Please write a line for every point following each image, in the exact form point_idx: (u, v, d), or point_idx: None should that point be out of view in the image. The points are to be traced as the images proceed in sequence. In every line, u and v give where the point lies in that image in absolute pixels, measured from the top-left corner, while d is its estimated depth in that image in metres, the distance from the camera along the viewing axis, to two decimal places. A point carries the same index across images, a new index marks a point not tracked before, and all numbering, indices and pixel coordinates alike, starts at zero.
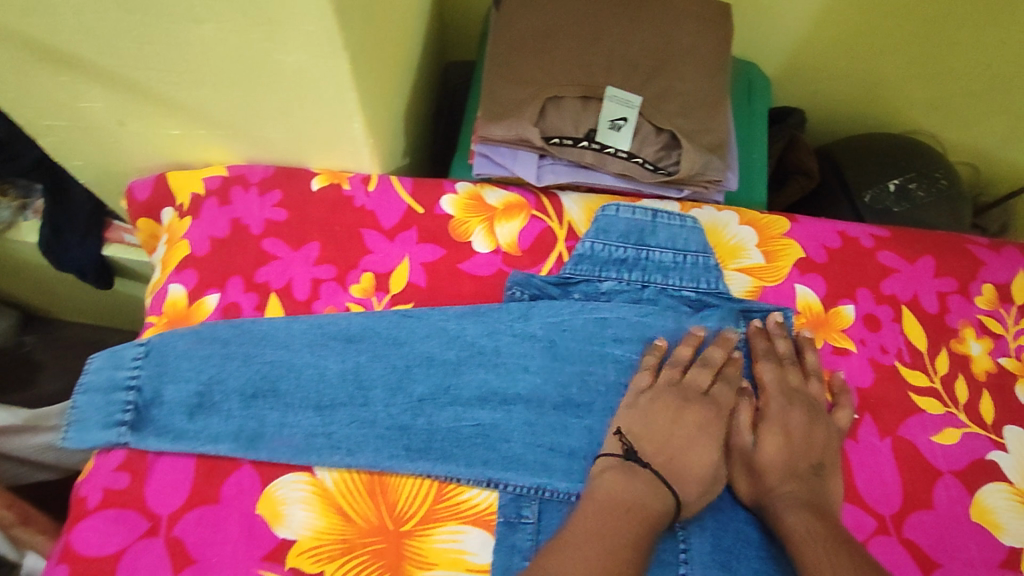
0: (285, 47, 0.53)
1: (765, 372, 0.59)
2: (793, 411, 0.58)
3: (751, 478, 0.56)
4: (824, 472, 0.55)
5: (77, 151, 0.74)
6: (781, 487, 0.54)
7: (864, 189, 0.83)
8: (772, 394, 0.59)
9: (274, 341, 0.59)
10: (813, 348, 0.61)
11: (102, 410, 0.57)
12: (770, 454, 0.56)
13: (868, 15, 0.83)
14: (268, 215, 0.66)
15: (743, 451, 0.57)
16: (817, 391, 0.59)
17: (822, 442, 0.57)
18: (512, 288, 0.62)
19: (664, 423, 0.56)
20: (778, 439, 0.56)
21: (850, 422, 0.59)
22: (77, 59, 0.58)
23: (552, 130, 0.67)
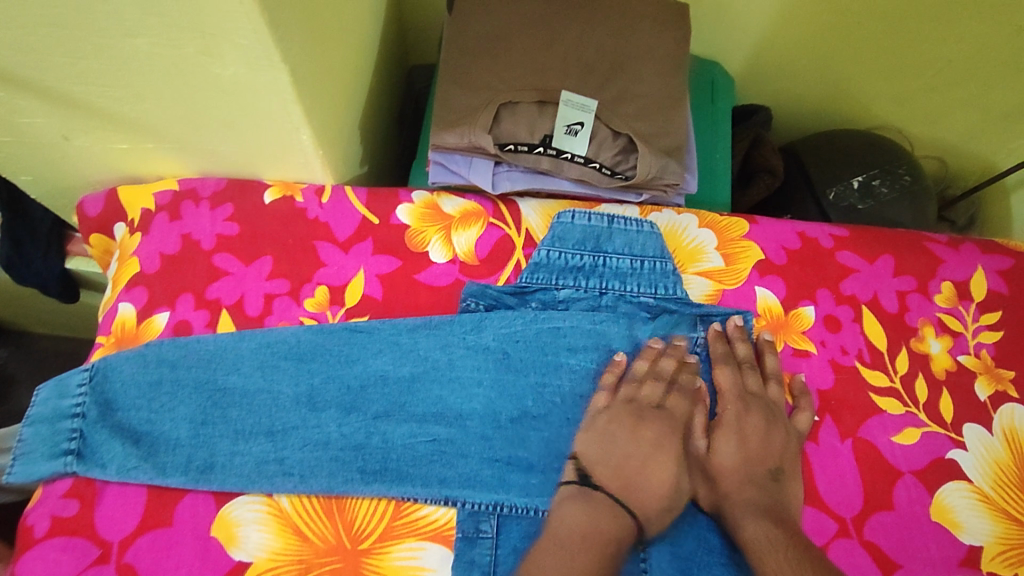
0: (222, 61, 0.51)
1: (722, 378, 0.60)
2: (749, 417, 0.58)
3: (709, 484, 0.56)
4: (781, 476, 0.55)
5: (25, 167, 0.73)
6: (736, 494, 0.55)
7: (828, 186, 0.83)
8: (729, 399, 0.59)
9: (222, 361, 0.58)
10: (772, 351, 0.61)
11: (48, 441, 0.56)
12: (726, 459, 0.56)
13: (827, 13, 0.83)
14: (219, 229, 0.64)
15: (700, 460, 0.57)
16: (774, 393, 0.59)
17: (779, 446, 0.57)
18: (467, 300, 0.62)
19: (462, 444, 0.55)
20: (732, 443, 0.57)
21: (811, 424, 0.59)
22: (12, 74, 0.57)
23: (507, 137, 0.66)
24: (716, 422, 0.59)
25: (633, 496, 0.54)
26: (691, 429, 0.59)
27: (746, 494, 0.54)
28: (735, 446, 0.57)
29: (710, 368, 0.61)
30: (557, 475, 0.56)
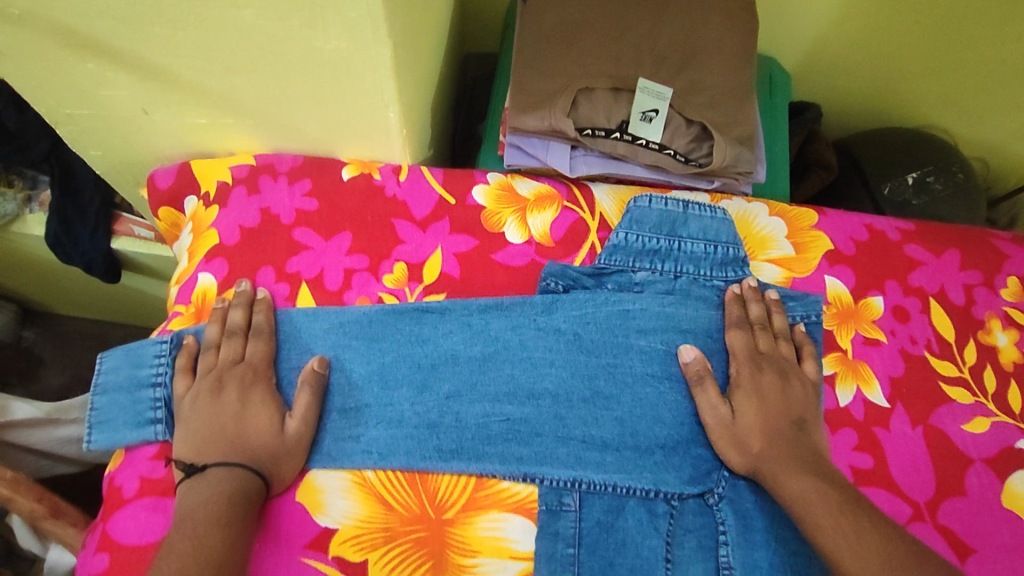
0: (325, 34, 0.52)
1: (735, 340, 0.59)
2: (763, 375, 0.57)
3: (738, 448, 0.55)
4: (806, 427, 0.55)
5: (98, 141, 0.73)
6: (768, 451, 0.54)
7: (882, 182, 0.84)
8: (742, 360, 0.58)
9: (291, 339, 0.59)
10: (780, 310, 0.61)
11: (129, 409, 0.56)
12: (749, 419, 0.55)
13: (885, 12, 0.84)
14: (299, 204, 0.65)
15: (725, 425, 0.55)
16: (786, 354, 0.59)
17: (798, 399, 0.57)
18: (546, 280, 0.61)
19: (227, 412, 0.54)
20: (752, 402, 0.56)
21: (820, 374, 0.60)
22: (107, 45, 0.57)
23: (585, 121, 0.67)
24: (732, 385, 0.58)
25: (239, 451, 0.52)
26: (705, 396, 0.56)
27: (776, 452, 0.53)
28: (755, 404, 0.56)
29: (723, 332, 0.60)
30: (632, 455, 0.55)
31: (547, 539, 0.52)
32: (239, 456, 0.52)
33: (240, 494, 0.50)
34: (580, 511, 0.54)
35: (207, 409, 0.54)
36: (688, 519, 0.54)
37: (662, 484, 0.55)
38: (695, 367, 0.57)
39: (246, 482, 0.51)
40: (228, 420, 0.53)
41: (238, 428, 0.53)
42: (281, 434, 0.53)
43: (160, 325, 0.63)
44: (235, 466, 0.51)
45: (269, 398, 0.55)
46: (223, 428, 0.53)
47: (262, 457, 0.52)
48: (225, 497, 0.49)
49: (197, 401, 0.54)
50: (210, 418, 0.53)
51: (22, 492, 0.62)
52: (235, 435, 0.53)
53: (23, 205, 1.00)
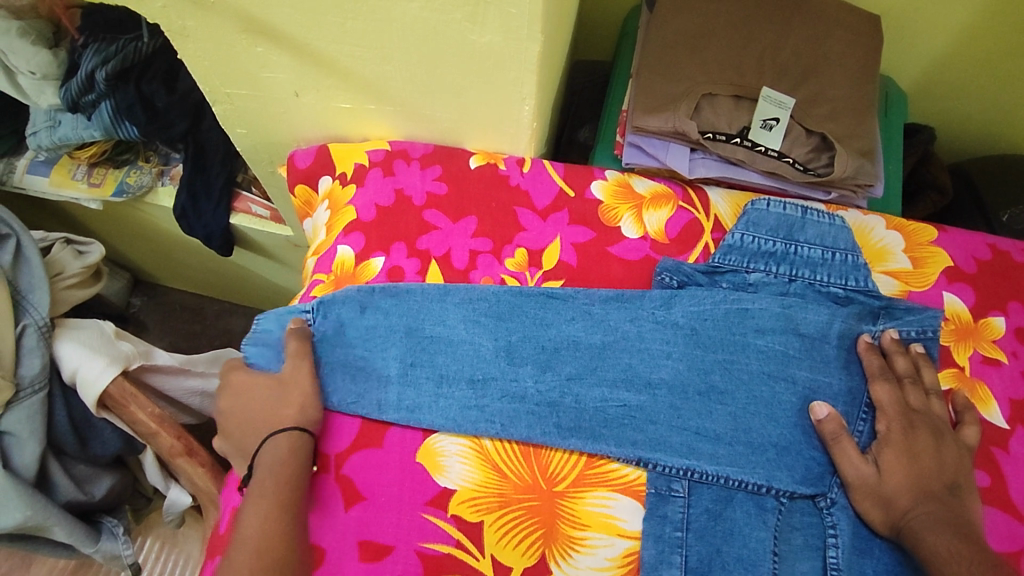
0: (481, 29, 0.57)
1: (882, 393, 0.58)
2: (917, 434, 0.56)
3: (882, 507, 0.54)
4: (959, 492, 0.54)
5: (245, 120, 0.81)
6: (916, 509, 0.52)
7: (1001, 209, 0.82)
8: (891, 416, 0.57)
9: (436, 316, 0.62)
10: (927, 363, 0.60)
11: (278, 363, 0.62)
12: (896, 479, 0.54)
13: (1015, 34, 0.82)
14: (430, 188, 0.70)
15: (868, 483, 0.54)
16: (938, 412, 0.58)
17: (952, 460, 0.55)
18: (662, 274, 0.64)
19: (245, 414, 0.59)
20: (901, 461, 0.55)
21: (978, 440, 0.58)
22: (279, 31, 0.63)
23: (707, 126, 0.69)
24: (880, 441, 0.56)
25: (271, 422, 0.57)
26: (844, 456, 0.55)
27: (924, 510, 0.52)
28: (905, 463, 0.55)
29: (866, 384, 0.59)
30: (745, 449, 0.57)
31: (655, 521, 0.55)
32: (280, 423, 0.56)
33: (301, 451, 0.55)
34: (688, 499, 0.56)
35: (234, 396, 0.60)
36: (797, 518, 0.55)
37: (775, 481, 0.56)
38: (830, 426, 0.56)
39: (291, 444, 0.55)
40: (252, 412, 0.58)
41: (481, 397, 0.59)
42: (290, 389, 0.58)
43: (302, 291, 0.68)
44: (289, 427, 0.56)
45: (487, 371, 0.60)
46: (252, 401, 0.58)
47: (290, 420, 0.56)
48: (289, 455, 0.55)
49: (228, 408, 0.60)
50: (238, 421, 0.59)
51: (167, 428, 0.70)
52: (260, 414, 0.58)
53: (156, 178, 1.10)
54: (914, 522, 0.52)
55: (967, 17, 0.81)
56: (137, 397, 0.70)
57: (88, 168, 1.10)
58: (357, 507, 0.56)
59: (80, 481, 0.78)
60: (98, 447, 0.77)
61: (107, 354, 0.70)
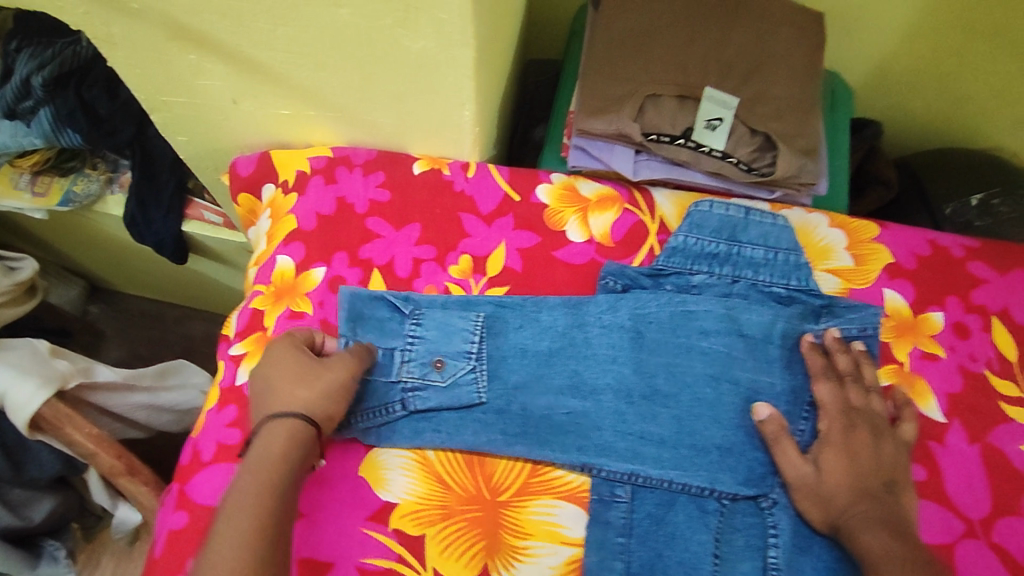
0: (414, 34, 0.55)
1: (823, 392, 0.59)
2: (856, 433, 0.56)
3: (821, 505, 0.54)
4: (895, 489, 0.54)
5: (185, 128, 0.78)
6: (853, 508, 0.53)
7: (944, 203, 0.83)
8: (832, 415, 0.58)
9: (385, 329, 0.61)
10: (868, 361, 0.61)
11: (447, 342, 0.60)
12: (836, 478, 0.54)
13: (958, 32, 0.82)
14: (372, 195, 0.68)
15: (808, 483, 0.55)
16: (878, 408, 0.59)
17: (890, 458, 0.56)
18: (606, 278, 0.64)
19: (277, 368, 0.54)
20: (841, 461, 0.55)
21: (916, 435, 0.59)
22: (211, 38, 0.61)
23: (651, 127, 0.68)
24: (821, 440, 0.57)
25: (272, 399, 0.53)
26: (785, 458, 0.55)
27: (861, 510, 0.53)
28: (845, 461, 0.55)
29: (809, 383, 0.60)
30: (689, 452, 0.57)
31: (598, 528, 0.55)
32: (292, 402, 0.52)
33: (288, 455, 0.49)
34: (631, 504, 0.56)
35: (277, 359, 0.55)
36: (738, 519, 0.55)
37: (717, 483, 0.56)
38: (771, 427, 0.56)
39: (292, 439, 0.50)
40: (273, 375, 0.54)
41: (280, 385, 0.53)
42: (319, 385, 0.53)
43: (243, 304, 0.67)
44: (277, 421, 0.51)
45: (299, 352, 0.55)
46: (268, 380, 0.54)
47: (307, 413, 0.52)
48: (282, 449, 0.50)
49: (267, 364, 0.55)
50: (262, 380, 0.54)
51: (105, 448, 0.68)
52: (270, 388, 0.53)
53: (105, 186, 1.07)
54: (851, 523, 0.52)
55: (910, 13, 0.82)
56: (74, 417, 0.68)
57: (32, 177, 1.05)
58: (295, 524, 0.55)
59: (17, 506, 0.76)
60: (35, 471, 0.75)
61: (40, 375, 0.68)
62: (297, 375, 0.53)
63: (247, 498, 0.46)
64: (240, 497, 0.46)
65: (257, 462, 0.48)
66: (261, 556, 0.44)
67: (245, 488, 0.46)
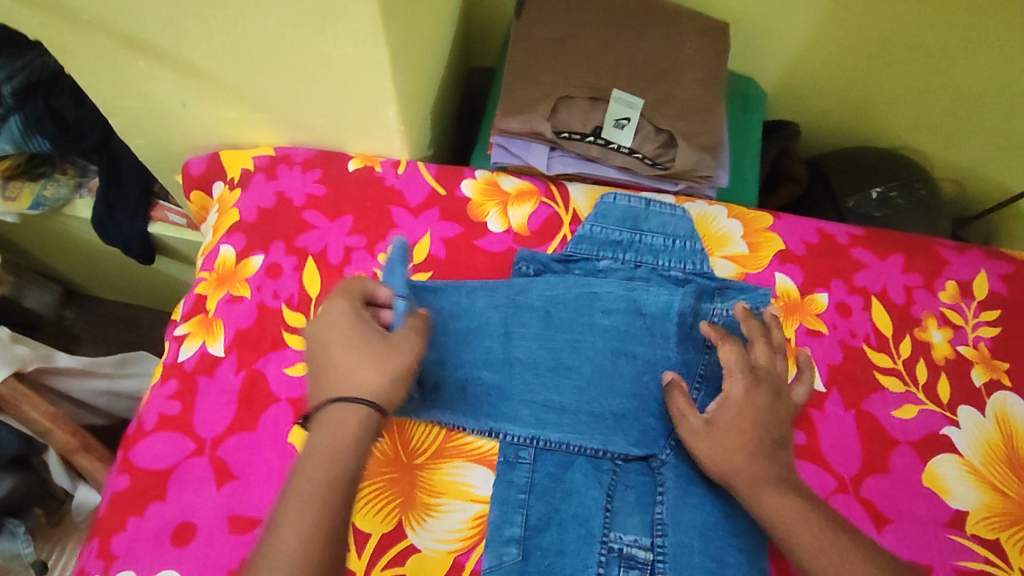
0: (335, 41, 0.61)
1: (727, 357, 0.61)
2: (758, 392, 0.60)
3: (719, 461, 0.58)
4: (783, 446, 0.59)
5: (142, 131, 0.84)
6: (747, 470, 0.57)
7: (848, 196, 0.90)
8: (738, 376, 0.60)
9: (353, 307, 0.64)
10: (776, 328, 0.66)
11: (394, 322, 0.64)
12: (732, 437, 0.58)
13: (857, 38, 0.90)
14: (308, 190, 0.74)
15: (699, 439, 0.59)
16: (781, 371, 0.62)
17: (780, 416, 0.60)
18: (519, 263, 0.70)
19: (341, 341, 0.53)
20: (735, 418, 0.59)
21: (807, 397, 0.63)
22: (158, 46, 0.67)
23: (563, 126, 0.75)
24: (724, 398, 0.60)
25: (342, 376, 0.52)
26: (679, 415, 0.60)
27: (756, 469, 0.57)
28: (738, 419, 0.59)
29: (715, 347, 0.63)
30: (587, 418, 0.63)
31: (502, 486, 0.61)
32: (364, 387, 0.51)
33: (359, 437, 0.50)
34: (534, 464, 0.62)
35: (342, 330, 0.54)
36: (630, 478, 0.62)
37: (611, 445, 0.62)
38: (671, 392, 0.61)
39: (365, 419, 0.51)
40: (341, 344, 0.53)
41: (359, 361, 0.52)
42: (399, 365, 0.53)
43: (189, 290, 0.72)
44: (353, 402, 0.51)
45: (368, 323, 0.55)
46: (329, 350, 0.53)
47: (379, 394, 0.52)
48: (354, 437, 0.50)
49: (340, 331, 0.54)
50: (321, 347, 0.54)
51: (60, 425, 0.75)
52: (335, 361, 0.53)
53: (74, 190, 1.12)
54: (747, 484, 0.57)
55: (812, 23, 0.89)
56: (30, 398, 0.72)
57: (3, 183, 1.10)
58: (227, 485, 0.60)
59: None
60: None
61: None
62: (371, 354, 0.53)
63: (316, 485, 0.47)
64: (310, 483, 0.47)
65: (335, 446, 0.49)
66: (328, 542, 0.46)
67: (315, 473, 0.47)
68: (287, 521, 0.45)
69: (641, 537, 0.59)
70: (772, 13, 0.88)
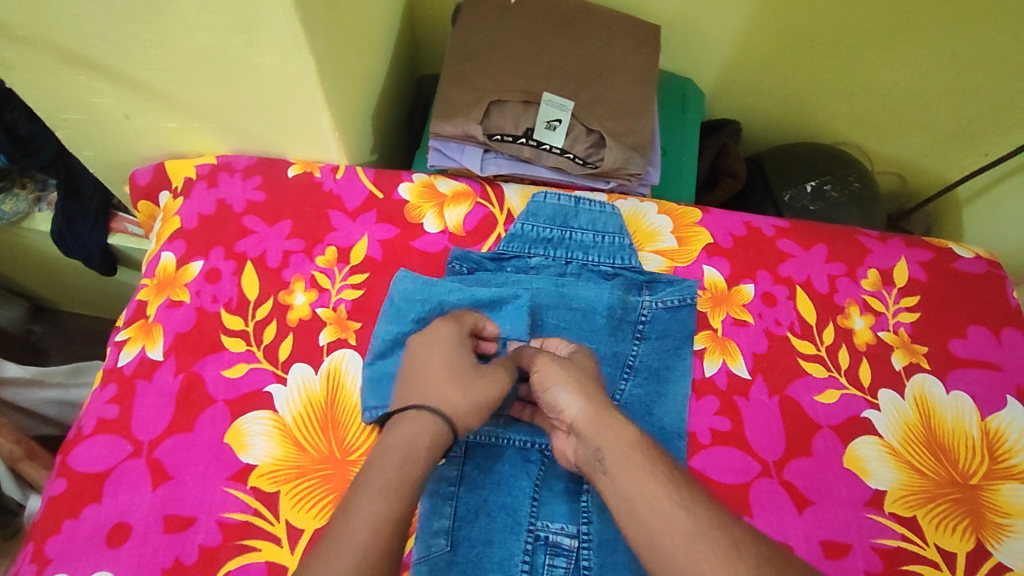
0: (262, 52, 0.63)
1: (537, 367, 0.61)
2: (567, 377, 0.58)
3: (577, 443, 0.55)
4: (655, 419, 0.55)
5: (89, 143, 0.85)
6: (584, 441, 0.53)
7: (784, 190, 0.93)
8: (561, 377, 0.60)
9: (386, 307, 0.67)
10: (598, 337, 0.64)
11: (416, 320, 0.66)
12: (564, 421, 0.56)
13: (790, 39, 0.93)
14: (248, 196, 0.76)
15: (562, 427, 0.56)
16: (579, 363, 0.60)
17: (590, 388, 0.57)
18: (453, 262, 0.72)
19: (433, 360, 0.56)
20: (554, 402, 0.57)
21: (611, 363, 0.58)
22: (94, 61, 0.68)
23: (494, 128, 0.77)
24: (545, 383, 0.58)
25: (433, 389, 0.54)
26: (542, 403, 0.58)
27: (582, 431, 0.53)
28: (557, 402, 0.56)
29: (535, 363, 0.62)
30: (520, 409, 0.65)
31: (433, 480, 0.61)
32: (442, 399, 0.53)
33: (435, 442, 0.50)
34: (463, 458, 0.62)
35: (446, 353, 0.57)
36: (558, 468, 0.63)
37: (539, 437, 0.64)
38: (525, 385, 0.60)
39: (443, 429, 0.52)
40: (442, 365, 0.56)
41: (443, 377, 0.55)
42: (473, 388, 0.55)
43: (132, 297, 0.73)
44: (433, 411, 0.52)
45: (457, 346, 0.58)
46: (425, 368, 0.56)
47: (458, 406, 0.53)
48: (426, 447, 0.50)
49: (423, 351, 0.58)
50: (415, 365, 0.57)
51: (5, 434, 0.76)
52: (429, 377, 0.55)
53: (33, 205, 1.13)
54: (585, 422, 0.53)
55: (744, 24, 0.92)
56: None
57: None
58: (163, 485, 0.62)
59: None
60: None
61: None
62: (453, 375, 0.55)
63: (392, 474, 0.47)
64: (387, 471, 0.47)
65: (413, 444, 0.49)
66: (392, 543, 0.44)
67: (389, 466, 0.47)
68: (358, 506, 0.45)
69: (567, 524, 0.61)
70: (705, 15, 0.91)
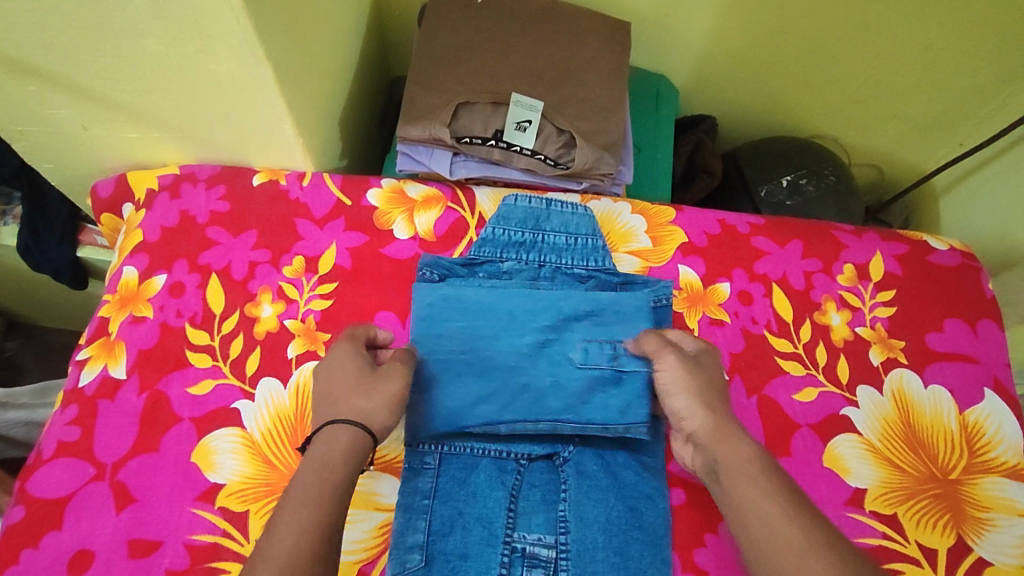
0: (217, 59, 0.61)
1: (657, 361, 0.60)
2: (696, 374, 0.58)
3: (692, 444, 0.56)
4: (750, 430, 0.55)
5: (49, 155, 0.83)
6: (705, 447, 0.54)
7: (760, 185, 0.92)
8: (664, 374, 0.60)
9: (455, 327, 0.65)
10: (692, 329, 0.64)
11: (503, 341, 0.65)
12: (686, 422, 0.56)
13: (761, 33, 0.93)
14: (212, 207, 0.74)
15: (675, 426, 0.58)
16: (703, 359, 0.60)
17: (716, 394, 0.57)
18: (423, 269, 0.69)
19: (336, 377, 0.55)
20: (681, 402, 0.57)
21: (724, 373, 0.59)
22: (44, 71, 0.66)
23: (462, 131, 0.76)
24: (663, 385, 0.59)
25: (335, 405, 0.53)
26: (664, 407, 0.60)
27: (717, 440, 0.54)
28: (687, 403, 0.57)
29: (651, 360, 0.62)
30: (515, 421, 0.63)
31: (406, 493, 0.60)
32: (350, 410, 0.52)
33: (349, 451, 0.50)
34: (438, 470, 0.61)
35: (346, 367, 0.55)
36: (535, 477, 0.62)
37: (514, 446, 0.63)
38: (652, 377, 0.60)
39: (353, 437, 0.51)
40: (347, 378, 0.55)
41: (349, 389, 0.54)
42: (378, 390, 0.54)
43: (94, 313, 0.71)
44: (338, 423, 0.51)
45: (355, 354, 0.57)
46: (330, 384, 0.55)
47: (361, 411, 0.52)
48: (343, 456, 0.49)
49: (326, 368, 0.56)
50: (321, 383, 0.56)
51: None
52: (330, 393, 0.54)
53: None
54: (707, 435, 0.54)
55: (715, 19, 0.91)
56: None
57: None
58: (127, 508, 0.60)
59: None
60: None
61: None
62: (356, 382, 0.54)
63: (312, 490, 0.47)
64: (302, 486, 0.47)
65: (323, 460, 0.49)
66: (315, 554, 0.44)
67: (303, 480, 0.48)
68: (280, 525, 0.45)
69: (545, 535, 0.59)
70: (675, 11, 0.90)
